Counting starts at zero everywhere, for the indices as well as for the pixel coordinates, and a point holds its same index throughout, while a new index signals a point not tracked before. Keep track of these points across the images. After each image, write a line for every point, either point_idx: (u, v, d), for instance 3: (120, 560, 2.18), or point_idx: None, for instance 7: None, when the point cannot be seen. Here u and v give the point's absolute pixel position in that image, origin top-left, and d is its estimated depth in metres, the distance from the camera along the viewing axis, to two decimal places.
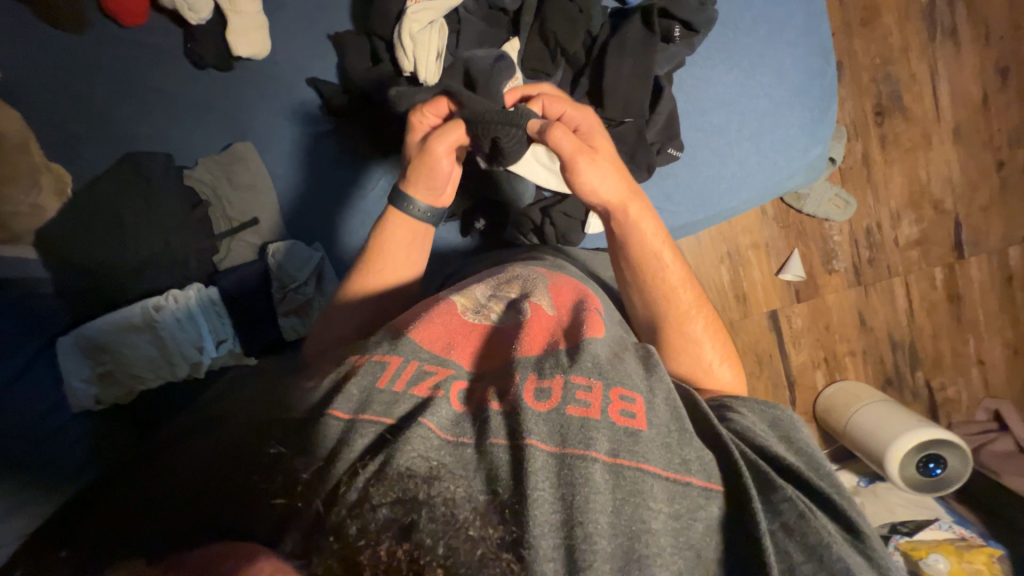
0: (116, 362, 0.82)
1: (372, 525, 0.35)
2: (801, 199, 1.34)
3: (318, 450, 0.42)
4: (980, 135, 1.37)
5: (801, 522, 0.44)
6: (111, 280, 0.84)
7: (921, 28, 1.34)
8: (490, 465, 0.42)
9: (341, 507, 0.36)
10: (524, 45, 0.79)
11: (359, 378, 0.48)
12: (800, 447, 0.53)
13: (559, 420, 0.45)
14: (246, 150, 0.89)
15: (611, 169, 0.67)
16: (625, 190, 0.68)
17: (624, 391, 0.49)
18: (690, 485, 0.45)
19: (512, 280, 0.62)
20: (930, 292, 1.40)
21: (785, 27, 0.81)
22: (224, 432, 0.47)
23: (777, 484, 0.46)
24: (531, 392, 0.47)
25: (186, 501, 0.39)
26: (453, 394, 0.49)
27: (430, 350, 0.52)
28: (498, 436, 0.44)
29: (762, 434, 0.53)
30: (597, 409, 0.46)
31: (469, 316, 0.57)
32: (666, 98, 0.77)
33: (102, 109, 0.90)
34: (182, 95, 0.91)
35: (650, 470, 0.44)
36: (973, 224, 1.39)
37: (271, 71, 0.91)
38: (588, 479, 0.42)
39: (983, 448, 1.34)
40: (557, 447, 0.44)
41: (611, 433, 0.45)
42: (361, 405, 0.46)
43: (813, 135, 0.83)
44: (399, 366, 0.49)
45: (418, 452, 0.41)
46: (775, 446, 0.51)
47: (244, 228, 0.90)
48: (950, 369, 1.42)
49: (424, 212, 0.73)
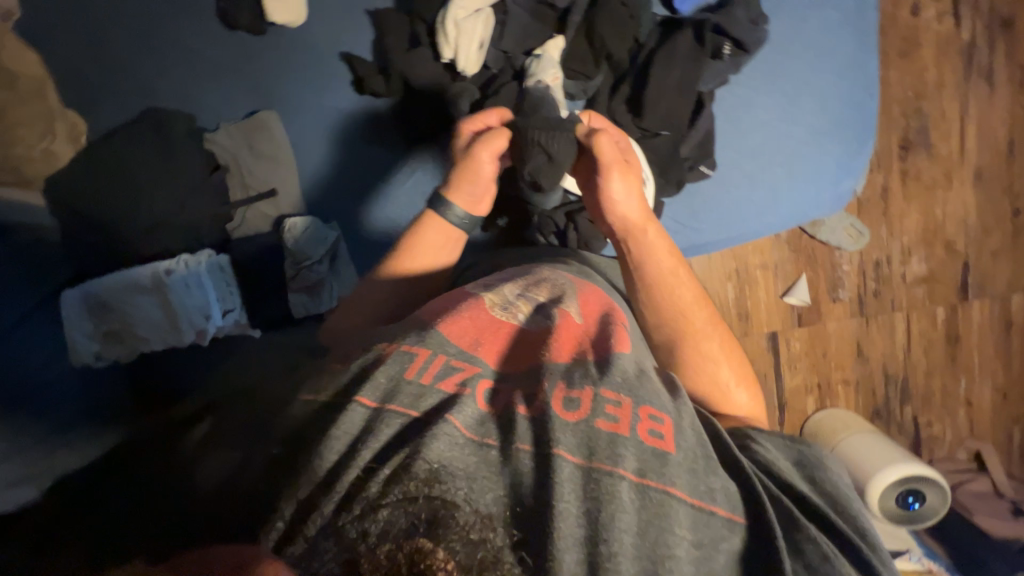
0: (121, 321, 0.81)
1: (372, 529, 0.36)
2: (816, 225, 1.34)
3: (340, 435, 0.42)
4: (1000, 180, 1.37)
5: (824, 565, 0.44)
6: (115, 240, 0.82)
7: (959, 65, 1.32)
8: (513, 472, 0.43)
9: (356, 506, 0.38)
10: (569, 43, 0.78)
11: (387, 366, 0.47)
12: (828, 488, 0.52)
13: (588, 432, 0.45)
14: (270, 119, 0.87)
15: (636, 191, 0.70)
16: (642, 212, 0.70)
17: (654, 410, 0.48)
18: (715, 515, 0.45)
19: (542, 285, 0.61)
20: (929, 330, 1.41)
21: (833, 56, 0.80)
22: (247, 415, 0.48)
23: (803, 524, 0.47)
24: (560, 401, 0.47)
25: (215, 495, 0.41)
26: (478, 393, 0.48)
27: (457, 345, 0.51)
28: (524, 442, 0.44)
29: (788, 471, 0.53)
30: (626, 427, 0.46)
31: (496, 312, 0.56)
32: (706, 115, 0.77)
33: (126, 60, 0.88)
34: (207, 54, 0.89)
35: (676, 494, 0.44)
36: (980, 267, 1.39)
37: (303, 40, 0.88)
38: (614, 496, 0.42)
39: (960, 487, 1.37)
40: (584, 460, 0.44)
41: (639, 452, 0.45)
42: (387, 396, 0.45)
43: (845, 169, 0.82)
44: (426, 359, 0.49)
45: (440, 454, 0.41)
46: (798, 483, 0.52)
47: (261, 199, 0.88)
48: (939, 407, 1.43)
49: (463, 218, 0.73)
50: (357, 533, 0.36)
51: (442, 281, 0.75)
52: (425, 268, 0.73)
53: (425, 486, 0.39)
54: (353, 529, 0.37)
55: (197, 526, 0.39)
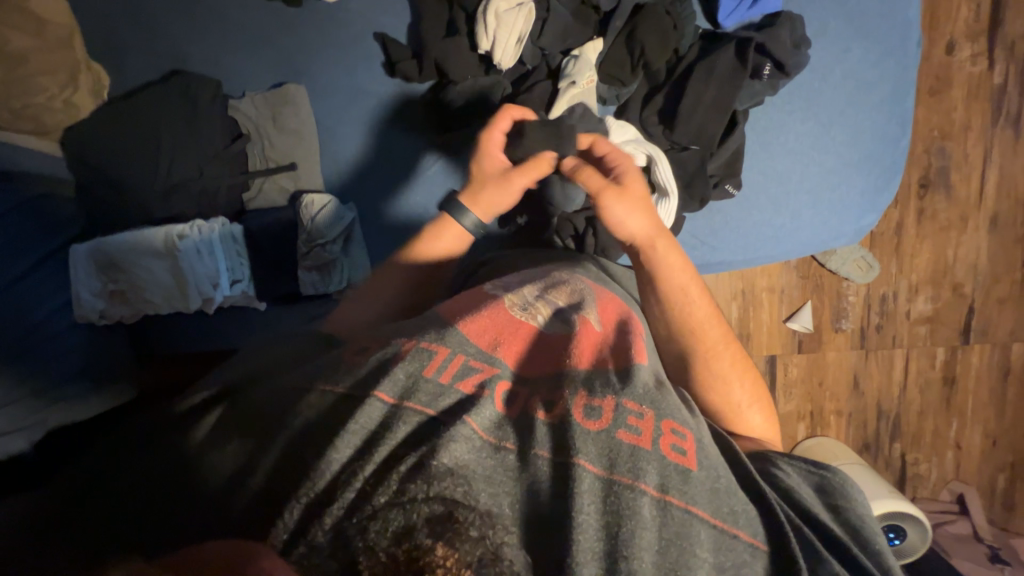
0: (129, 281, 0.81)
1: (372, 526, 0.36)
2: (827, 254, 1.34)
3: (360, 428, 0.43)
4: (1015, 228, 1.37)
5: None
6: (130, 198, 0.81)
7: (987, 109, 1.32)
8: (531, 478, 0.43)
9: (360, 511, 0.37)
10: (608, 47, 0.77)
11: (407, 363, 0.48)
12: (847, 519, 0.52)
13: (609, 442, 0.45)
14: (298, 93, 0.87)
15: (639, 206, 0.68)
16: (650, 226, 0.69)
17: (676, 424, 0.49)
18: (737, 538, 0.45)
19: (560, 290, 0.60)
20: (927, 370, 1.41)
21: (872, 88, 0.79)
22: (253, 405, 0.48)
23: (824, 558, 0.46)
24: (582, 409, 0.47)
25: (224, 488, 0.42)
26: (497, 394, 0.48)
27: (477, 345, 0.52)
28: (542, 448, 0.45)
29: (808, 498, 0.53)
30: (649, 440, 0.46)
31: (516, 313, 0.56)
32: (738, 134, 0.77)
33: (156, 18, 0.87)
34: (239, 20, 0.87)
35: (697, 513, 0.44)
36: (985, 312, 1.39)
37: (338, 16, 0.87)
38: (635, 511, 0.42)
39: (940, 527, 1.37)
40: (605, 471, 0.44)
41: (661, 467, 0.45)
42: (406, 392, 0.46)
43: (871, 202, 0.82)
44: (445, 357, 0.49)
45: (457, 456, 0.42)
46: (819, 513, 0.51)
47: (280, 171, 0.87)
48: (928, 446, 1.44)
49: (476, 223, 0.73)
50: (356, 530, 0.36)
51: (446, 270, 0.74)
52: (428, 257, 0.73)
53: (424, 485, 0.38)
54: (353, 529, 0.36)
55: (206, 521, 0.39)
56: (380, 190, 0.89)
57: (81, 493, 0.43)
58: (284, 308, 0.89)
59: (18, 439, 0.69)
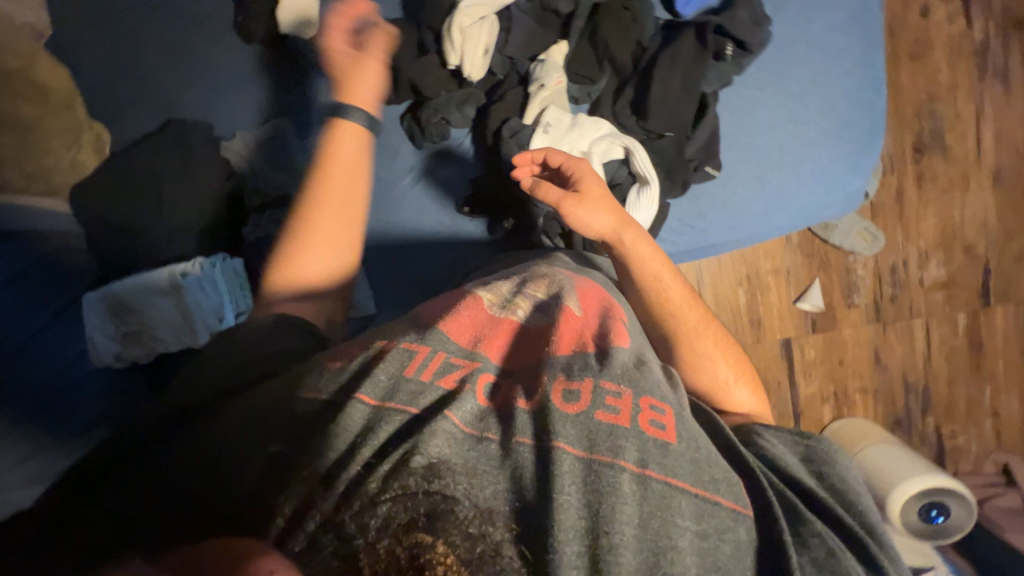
0: (140, 322, 0.82)
1: (370, 525, 0.39)
2: (828, 229, 1.32)
3: (343, 431, 0.45)
4: (1020, 182, 1.33)
5: (830, 560, 0.45)
6: (144, 246, 0.84)
7: (972, 67, 1.31)
8: (514, 465, 0.44)
9: (356, 503, 0.41)
10: (573, 48, 0.80)
11: (386, 365, 0.50)
12: (833, 484, 0.53)
13: (587, 424, 0.47)
14: (283, 126, 0.92)
15: (601, 206, 0.70)
16: (615, 221, 0.70)
17: (654, 400, 0.50)
18: (719, 504, 0.46)
19: (538, 281, 0.62)
20: (950, 337, 1.37)
21: (840, 55, 0.80)
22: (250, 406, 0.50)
23: (806, 518, 0.48)
24: (560, 393, 0.48)
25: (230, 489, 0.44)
26: (478, 387, 0.50)
27: (458, 343, 0.53)
28: (524, 436, 0.46)
29: (794, 466, 0.54)
30: (626, 417, 0.48)
31: (495, 310, 0.57)
32: (710, 115, 0.78)
33: (150, 74, 0.92)
34: (227, 67, 0.93)
35: (678, 484, 0.46)
36: (1003, 271, 1.35)
37: (316, 51, 0.92)
38: (616, 487, 0.44)
39: (988, 501, 1.31)
40: (585, 451, 0.45)
41: (640, 442, 0.47)
42: (388, 393, 0.48)
43: (855, 167, 0.82)
44: (426, 357, 0.51)
45: (436, 450, 0.43)
46: (803, 477, 0.53)
47: (275, 203, 0.91)
48: (963, 417, 1.38)
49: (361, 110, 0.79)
50: (355, 525, 0.39)
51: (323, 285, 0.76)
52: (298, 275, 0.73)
53: (424, 479, 0.42)
54: (351, 525, 0.39)
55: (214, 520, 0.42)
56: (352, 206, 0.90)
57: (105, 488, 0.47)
58: None
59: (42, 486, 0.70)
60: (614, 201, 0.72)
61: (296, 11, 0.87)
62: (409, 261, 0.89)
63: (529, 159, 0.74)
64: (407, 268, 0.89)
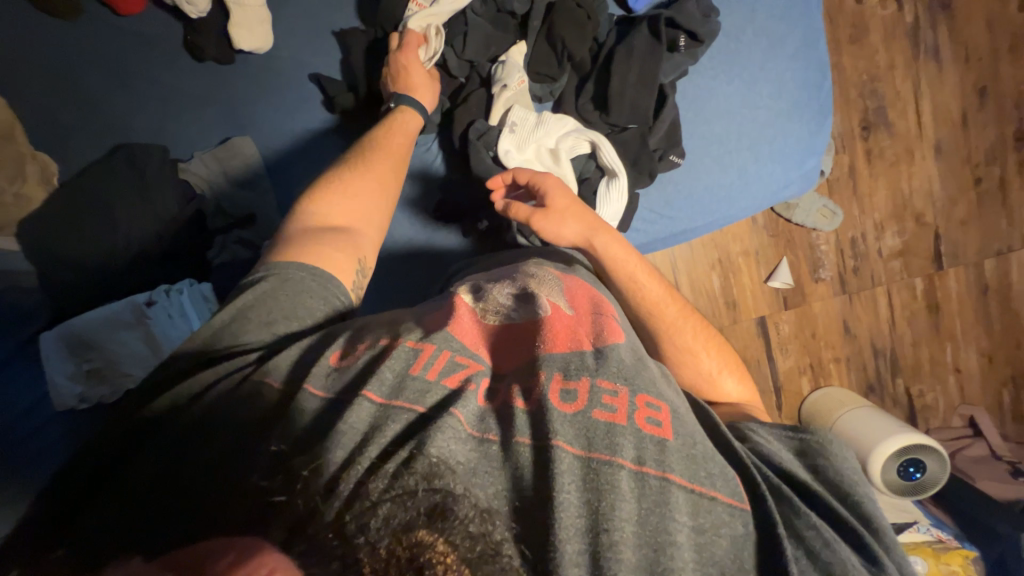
0: (104, 359, 0.79)
1: (373, 522, 0.38)
2: (790, 209, 1.38)
3: (349, 428, 0.47)
4: (959, 151, 1.42)
5: (825, 551, 0.47)
6: (102, 277, 0.80)
7: (906, 47, 1.39)
8: (514, 465, 0.46)
9: (358, 505, 0.39)
10: (531, 48, 0.81)
11: (392, 363, 0.52)
12: (828, 476, 0.54)
13: (585, 422, 0.48)
14: (243, 143, 0.88)
15: (568, 214, 0.72)
16: (585, 227, 0.72)
17: (651, 399, 0.51)
18: (716, 500, 0.47)
19: (526, 276, 0.64)
20: (910, 302, 1.45)
21: (784, 41, 0.84)
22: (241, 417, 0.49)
23: (802, 512, 0.50)
24: (557, 393, 0.50)
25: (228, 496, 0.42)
26: (480, 388, 0.52)
27: (461, 341, 0.56)
28: (524, 436, 0.47)
29: (788, 462, 0.55)
30: (623, 416, 0.49)
31: (487, 318, 0.59)
32: (671, 105, 0.80)
33: (96, 99, 0.88)
34: (178, 86, 0.90)
35: (674, 480, 0.47)
36: (951, 236, 1.44)
37: (273, 67, 0.90)
38: (614, 485, 0.45)
39: (958, 453, 1.38)
40: (583, 450, 0.46)
41: (637, 440, 0.48)
42: (394, 391, 0.50)
43: (809, 147, 0.86)
44: (431, 355, 0.53)
45: (442, 447, 0.45)
46: (797, 471, 0.54)
47: (240, 225, 0.88)
48: (929, 376, 1.46)
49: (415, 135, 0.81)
50: (356, 526, 0.37)
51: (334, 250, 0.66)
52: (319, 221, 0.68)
53: (424, 480, 0.41)
54: (351, 525, 0.37)
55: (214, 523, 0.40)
56: None
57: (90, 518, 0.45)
58: None
59: None
60: (583, 207, 0.74)
61: (249, 27, 0.85)
62: (386, 272, 0.87)
63: (500, 181, 0.75)
64: (383, 279, 0.88)
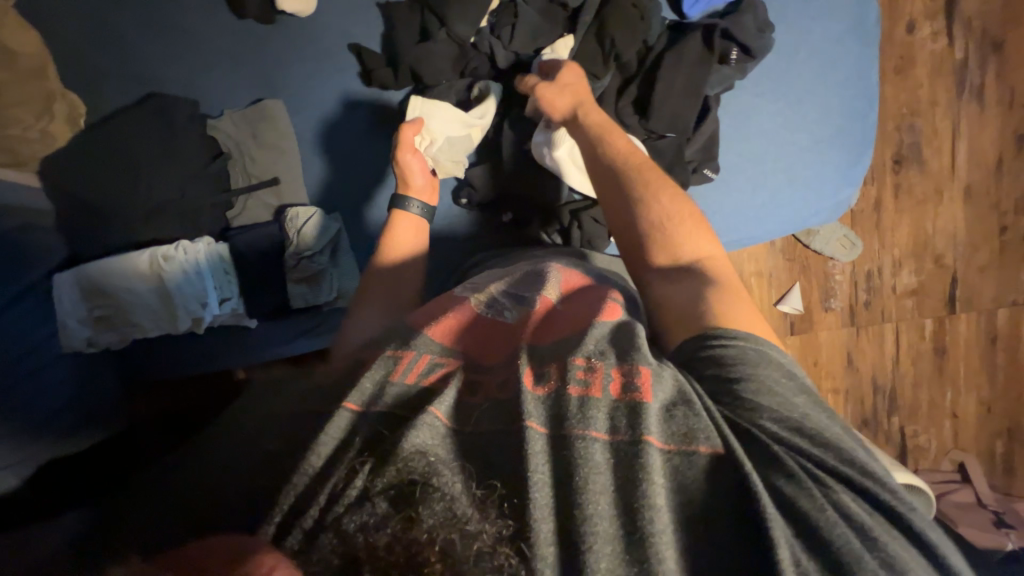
0: (116, 306, 0.80)
1: (371, 520, 0.38)
2: (810, 235, 1.37)
3: (326, 433, 0.46)
4: (988, 197, 1.40)
5: (792, 483, 0.46)
6: (117, 225, 0.79)
7: (951, 84, 1.36)
8: (488, 447, 0.46)
9: (342, 506, 0.40)
10: (579, 43, 0.80)
11: (372, 372, 0.51)
12: (777, 394, 0.53)
13: (558, 400, 0.48)
14: (275, 106, 0.87)
15: (573, 94, 0.76)
16: (582, 109, 0.75)
17: (626, 367, 0.51)
18: (695, 452, 0.47)
19: (518, 278, 0.65)
20: (917, 342, 1.44)
21: (837, 65, 0.82)
22: (260, 423, 0.53)
23: (765, 448, 0.48)
24: (531, 376, 0.51)
25: (241, 488, 0.45)
26: (462, 381, 0.52)
27: (441, 344, 0.56)
28: (493, 422, 0.48)
29: (740, 391, 0.53)
30: (597, 388, 0.49)
31: (481, 312, 0.60)
32: (712, 119, 0.79)
33: (131, 44, 0.87)
34: (215, 40, 0.88)
35: (651, 442, 0.46)
36: (968, 281, 1.42)
37: (312, 31, 0.89)
38: (588, 457, 0.45)
39: (944, 497, 1.38)
40: (556, 428, 0.47)
41: (611, 408, 0.48)
42: (372, 399, 0.49)
43: (845, 176, 0.85)
44: (411, 360, 0.53)
45: (421, 442, 0.44)
46: (753, 395, 0.52)
47: (262, 187, 0.87)
48: (925, 418, 1.45)
49: (419, 208, 0.79)
50: (355, 525, 0.38)
51: (380, 287, 0.74)
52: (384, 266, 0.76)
53: (421, 474, 0.41)
54: (351, 525, 0.38)
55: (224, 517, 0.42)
56: (351, 197, 0.92)
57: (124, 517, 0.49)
58: (275, 323, 0.91)
59: (7, 477, 0.67)
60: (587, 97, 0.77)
61: None
62: None
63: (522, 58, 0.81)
64: None
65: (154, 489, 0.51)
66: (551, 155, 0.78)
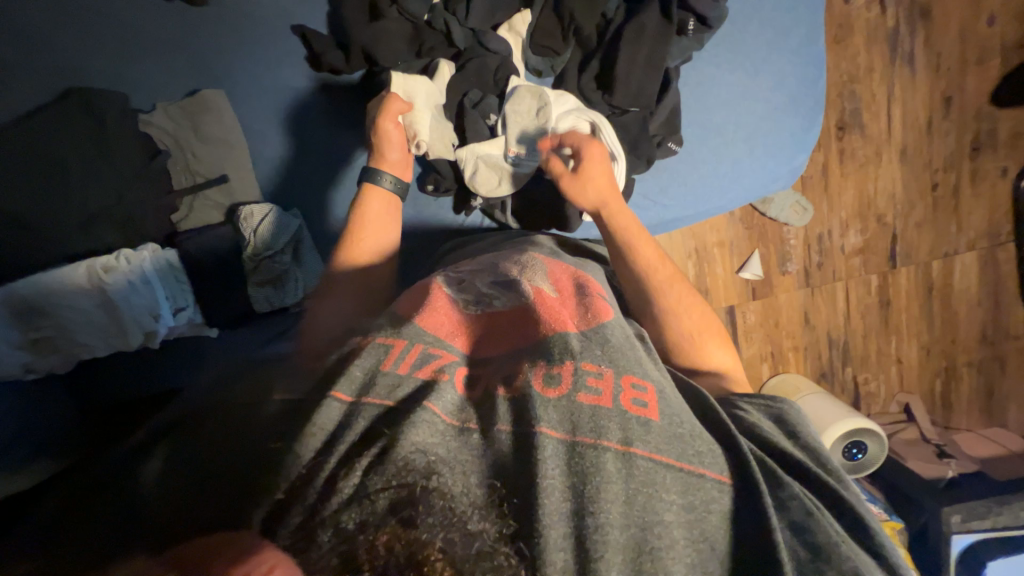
0: (54, 326, 0.73)
1: (369, 517, 0.36)
2: (766, 203, 1.42)
3: (315, 427, 0.44)
4: (921, 157, 1.50)
5: (807, 519, 0.50)
6: (44, 236, 0.71)
7: (885, 50, 1.43)
8: (495, 452, 0.46)
9: (334, 502, 0.38)
10: (537, 17, 0.80)
11: (363, 360, 0.51)
12: (805, 443, 0.59)
13: (570, 407, 0.48)
14: (217, 97, 0.81)
15: (598, 181, 0.75)
16: (605, 193, 0.75)
17: (636, 379, 0.52)
18: (704, 477, 0.49)
19: (509, 266, 0.64)
20: (865, 297, 1.54)
21: (789, 34, 0.84)
22: (213, 426, 0.49)
23: (785, 482, 0.52)
24: (541, 378, 0.50)
25: (207, 486, 0.42)
26: (456, 378, 0.52)
27: (434, 334, 0.55)
28: (503, 423, 0.48)
29: (771, 431, 0.58)
30: (609, 398, 0.50)
31: (469, 309, 0.59)
32: (673, 91, 0.80)
33: (38, 32, 0.77)
34: (139, 25, 0.80)
35: (662, 461, 0.48)
36: (906, 237, 1.53)
37: (251, 13, 0.82)
38: (599, 467, 0.45)
39: (894, 437, 1.51)
40: (568, 434, 0.47)
41: (622, 419, 0.49)
42: (364, 389, 0.48)
43: (800, 143, 0.88)
44: (402, 350, 0.52)
45: (420, 441, 0.44)
46: (779, 440, 0.57)
47: (210, 186, 0.81)
48: (875, 366, 1.57)
49: (392, 182, 0.75)
50: (354, 523, 0.36)
51: (347, 280, 0.72)
52: (358, 261, 0.73)
53: (424, 476, 0.40)
54: (350, 524, 0.36)
55: (197, 511, 0.39)
56: (311, 193, 0.87)
57: (51, 540, 0.43)
58: (240, 332, 0.86)
59: None
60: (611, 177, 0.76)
61: None
62: None
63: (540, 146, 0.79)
64: None
65: (84, 511, 0.45)
66: (499, 114, 0.81)
